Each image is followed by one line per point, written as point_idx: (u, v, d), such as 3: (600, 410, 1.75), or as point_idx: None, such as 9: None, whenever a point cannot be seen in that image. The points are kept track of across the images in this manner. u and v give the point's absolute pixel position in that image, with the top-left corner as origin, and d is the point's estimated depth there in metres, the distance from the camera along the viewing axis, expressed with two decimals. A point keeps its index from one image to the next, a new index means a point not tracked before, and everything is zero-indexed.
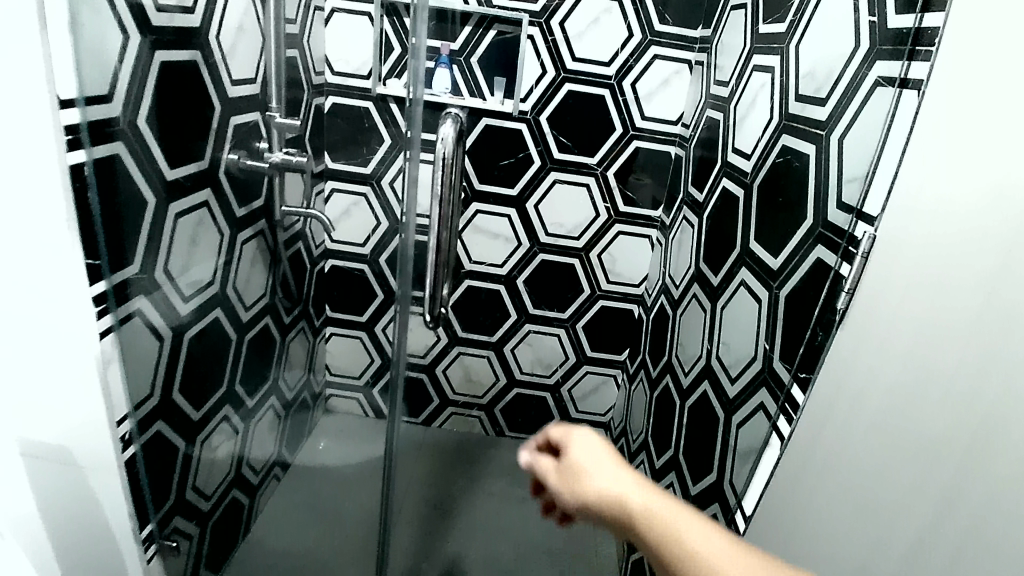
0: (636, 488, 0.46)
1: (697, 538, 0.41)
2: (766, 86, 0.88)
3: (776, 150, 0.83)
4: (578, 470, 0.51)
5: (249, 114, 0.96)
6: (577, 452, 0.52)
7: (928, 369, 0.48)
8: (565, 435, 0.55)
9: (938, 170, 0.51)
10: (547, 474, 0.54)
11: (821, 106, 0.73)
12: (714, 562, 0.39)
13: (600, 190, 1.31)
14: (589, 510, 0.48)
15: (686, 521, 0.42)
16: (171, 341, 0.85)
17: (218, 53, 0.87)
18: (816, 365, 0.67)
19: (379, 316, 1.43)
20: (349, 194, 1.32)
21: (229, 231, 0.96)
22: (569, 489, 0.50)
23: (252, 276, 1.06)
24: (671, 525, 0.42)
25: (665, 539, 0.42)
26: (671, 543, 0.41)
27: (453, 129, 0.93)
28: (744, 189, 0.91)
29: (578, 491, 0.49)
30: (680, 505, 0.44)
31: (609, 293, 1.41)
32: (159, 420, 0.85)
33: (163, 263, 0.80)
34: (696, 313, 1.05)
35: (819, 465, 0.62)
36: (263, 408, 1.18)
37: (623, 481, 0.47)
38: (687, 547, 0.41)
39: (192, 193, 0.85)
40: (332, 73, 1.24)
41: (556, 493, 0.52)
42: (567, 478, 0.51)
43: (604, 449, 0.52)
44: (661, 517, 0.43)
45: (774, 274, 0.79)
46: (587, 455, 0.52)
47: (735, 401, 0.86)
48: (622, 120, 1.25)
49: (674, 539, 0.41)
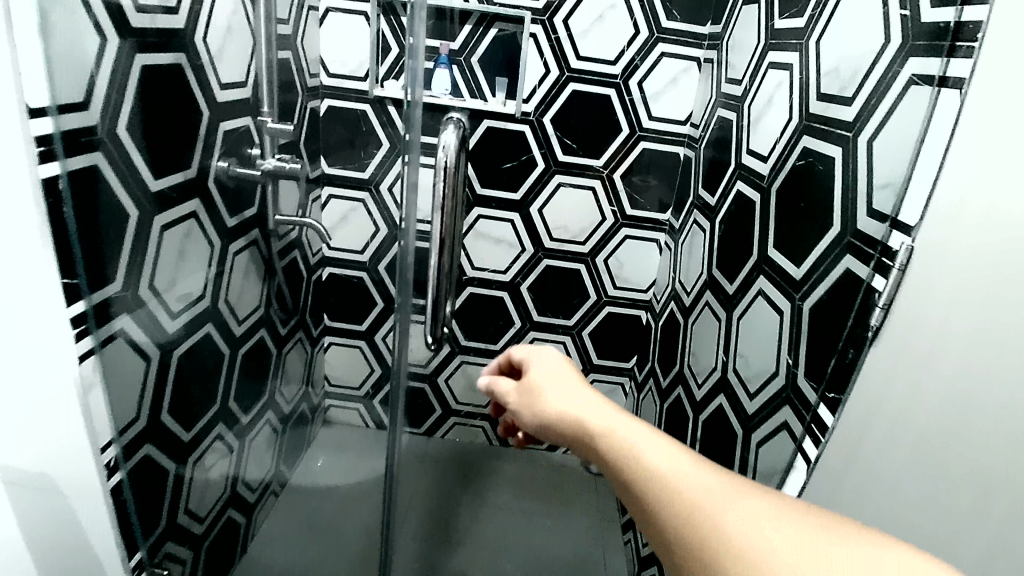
0: (588, 405, 0.53)
1: (660, 455, 0.44)
2: (783, 84, 0.84)
3: (797, 152, 0.78)
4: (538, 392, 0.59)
5: (239, 119, 0.92)
6: (541, 379, 0.61)
7: (998, 406, 0.48)
8: (531, 364, 0.65)
9: (1013, 180, 0.48)
10: (512, 394, 0.63)
11: (847, 106, 0.68)
12: (677, 478, 0.42)
13: (607, 194, 1.26)
14: (545, 425, 0.56)
15: (647, 440, 0.45)
16: (158, 361, 0.80)
17: (206, 56, 0.82)
18: (847, 385, 0.63)
19: (379, 324, 1.38)
20: (346, 200, 1.28)
21: (221, 243, 0.92)
22: (529, 407, 0.59)
23: (245, 288, 1.02)
24: (633, 445, 0.45)
25: (629, 458, 0.45)
26: (635, 460, 0.44)
27: (455, 135, 0.88)
28: (761, 194, 0.87)
29: (537, 409, 0.58)
30: (645, 428, 0.48)
31: (616, 300, 1.36)
32: (148, 444, 0.81)
33: (149, 278, 0.76)
34: (710, 322, 1.01)
35: (875, 492, 0.60)
36: (259, 423, 1.14)
37: (576, 400, 0.55)
38: (654, 466, 0.43)
39: (180, 204, 0.80)
40: (327, 75, 1.19)
41: (518, 412, 0.61)
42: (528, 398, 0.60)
43: (565, 376, 0.61)
44: (617, 434, 0.47)
45: (797, 284, 0.75)
46: (549, 382, 0.60)
47: (755, 418, 0.82)
48: (628, 121, 1.21)
49: (639, 457, 0.44)
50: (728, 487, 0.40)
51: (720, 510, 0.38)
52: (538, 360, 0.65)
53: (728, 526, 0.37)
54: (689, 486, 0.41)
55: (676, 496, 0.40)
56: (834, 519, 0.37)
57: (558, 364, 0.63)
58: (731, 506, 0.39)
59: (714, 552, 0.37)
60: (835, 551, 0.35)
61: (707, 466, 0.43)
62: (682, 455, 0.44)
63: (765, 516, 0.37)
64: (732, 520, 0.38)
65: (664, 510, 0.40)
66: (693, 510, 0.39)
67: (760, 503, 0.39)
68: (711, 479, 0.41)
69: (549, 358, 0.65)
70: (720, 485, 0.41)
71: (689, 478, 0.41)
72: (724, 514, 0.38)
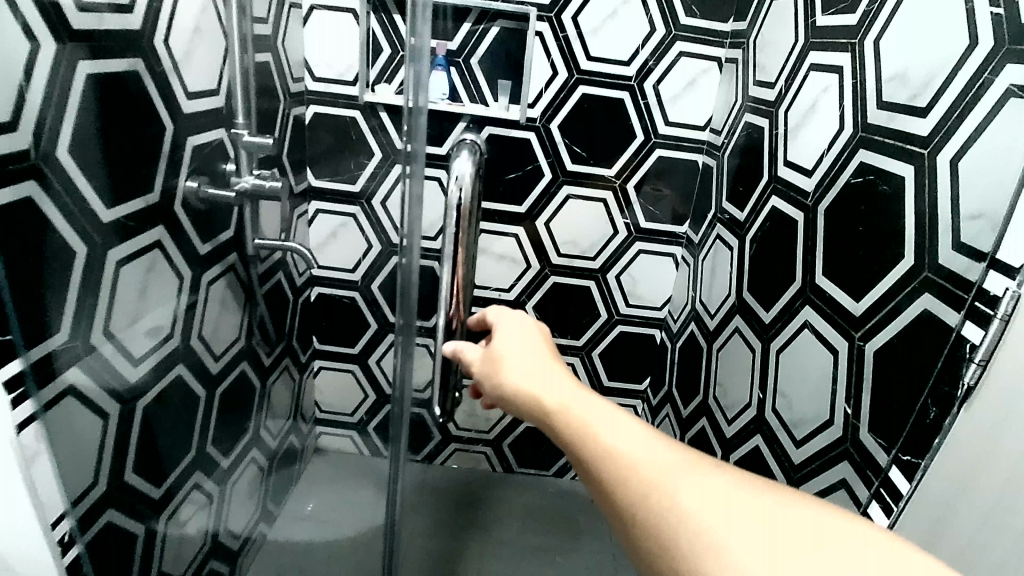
0: (547, 383, 0.56)
1: (615, 437, 0.48)
2: (833, 90, 0.73)
3: (851, 169, 0.68)
4: (499, 364, 0.62)
5: (211, 132, 0.81)
6: (503, 349, 0.64)
7: None
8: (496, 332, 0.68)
9: None
10: (478, 366, 0.67)
11: (921, 118, 0.58)
12: (628, 457, 0.46)
13: (618, 205, 1.16)
14: (506, 399, 0.59)
15: (604, 423, 0.49)
16: (118, 415, 0.70)
17: (170, 61, 0.71)
18: (928, 450, 0.54)
19: (373, 347, 1.27)
20: (335, 214, 1.17)
21: (192, 272, 0.81)
22: (492, 380, 0.63)
23: (222, 321, 0.91)
24: (590, 428, 0.49)
25: (586, 440, 0.48)
26: (591, 443, 0.48)
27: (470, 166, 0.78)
28: (805, 214, 0.76)
29: (496, 382, 0.61)
30: (600, 408, 0.51)
31: (629, 318, 1.26)
32: (110, 509, 0.71)
33: (104, 321, 0.65)
34: (741, 351, 0.91)
35: None
36: (243, 463, 1.04)
37: (535, 375, 0.58)
38: (609, 448, 0.47)
39: (141, 234, 0.69)
40: (313, 79, 1.07)
41: (485, 383, 0.65)
42: (490, 371, 0.63)
43: (529, 348, 0.64)
44: (574, 416, 0.51)
45: (857, 321, 0.65)
46: (510, 351, 0.63)
47: (804, 470, 0.72)
48: (643, 127, 1.10)
49: (596, 440, 0.48)
50: (680, 464, 0.45)
51: (671, 489, 0.43)
52: (504, 327, 0.68)
53: (677, 508, 0.41)
54: (643, 467, 0.45)
55: (631, 480, 0.44)
56: (774, 489, 0.42)
57: (521, 332, 0.66)
58: (682, 480, 0.43)
59: (664, 529, 0.41)
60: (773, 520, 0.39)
61: (658, 443, 0.47)
62: (636, 433, 0.48)
63: (710, 492, 0.42)
64: (679, 499, 0.42)
65: (617, 489, 0.45)
66: (646, 491, 0.43)
67: (710, 479, 0.43)
68: (662, 456, 0.45)
69: (513, 324, 0.68)
70: (670, 463, 0.45)
71: (641, 459, 0.45)
72: (673, 493, 0.42)
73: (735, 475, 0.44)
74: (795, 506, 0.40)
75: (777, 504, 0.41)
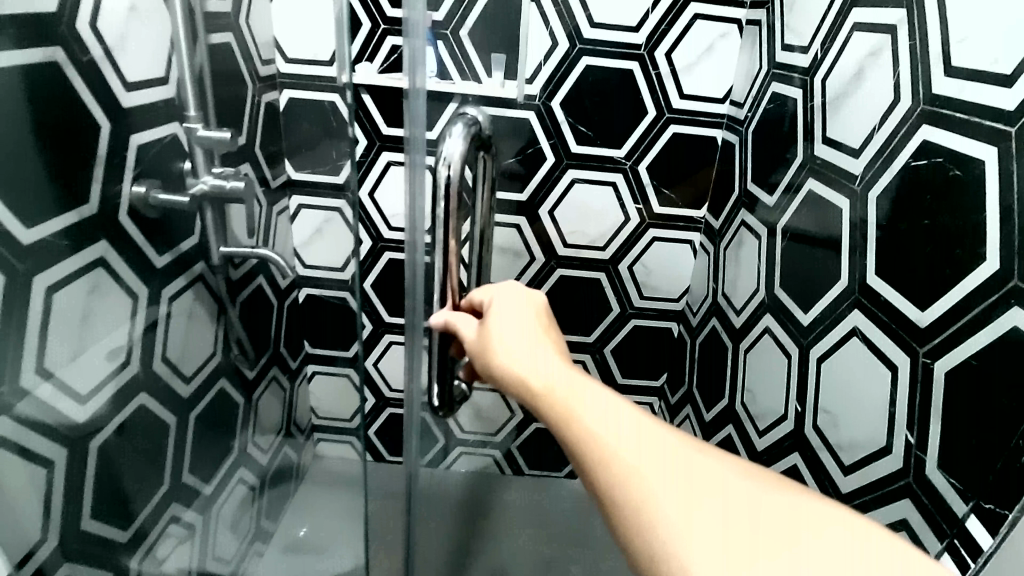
0: (533, 355, 0.52)
1: (599, 421, 0.43)
2: (884, 53, 0.62)
3: (910, 151, 0.57)
4: (485, 335, 0.57)
5: (160, 128, 0.71)
6: (490, 317, 0.59)
7: None
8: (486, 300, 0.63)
9: None
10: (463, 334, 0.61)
11: (1007, 88, 0.47)
12: (614, 438, 0.42)
13: (630, 188, 1.05)
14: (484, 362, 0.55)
15: (591, 403, 0.45)
16: (68, 459, 0.62)
17: (101, 47, 0.61)
18: (1018, 501, 0.44)
19: (370, 348, 1.20)
20: (319, 208, 0.99)
21: (150, 288, 0.72)
22: (476, 353, 0.57)
23: (191, 337, 0.82)
24: (573, 409, 0.45)
25: (571, 418, 0.44)
26: (573, 425, 0.44)
27: (460, 145, 0.68)
28: (851, 201, 0.65)
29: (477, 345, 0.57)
30: (589, 387, 0.47)
31: (643, 312, 1.15)
32: (65, 564, 0.63)
33: (36, 358, 0.57)
34: (773, 355, 0.80)
35: None
36: (230, 484, 0.96)
37: (521, 344, 0.54)
38: (592, 432, 0.42)
39: (80, 252, 0.60)
40: (285, 61, 0.96)
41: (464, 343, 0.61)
42: (477, 342, 0.57)
43: (518, 316, 0.59)
44: (561, 396, 0.46)
45: (923, 334, 0.54)
46: (497, 314, 0.59)
47: (855, 501, 0.62)
48: (655, 101, 0.99)
49: (581, 425, 0.43)
50: (670, 445, 0.42)
51: (662, 483, 0.39)
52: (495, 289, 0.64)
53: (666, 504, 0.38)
54: (627, 454, 0.41)
55: (614, 470, 0.40)
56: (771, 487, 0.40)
57: (511, 300, 0.61)
58: (671, 464, 0.41)
59: (645, 524, 0.38)
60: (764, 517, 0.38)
61: (645, 424, 0.43)
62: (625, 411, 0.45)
63: (704, 485, 0.39)
64: (666, 497, 0.38)
65: (597, 472, 0.41)
66: (628, 474, 0.40)
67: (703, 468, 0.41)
68: (653, 442, 0.42)
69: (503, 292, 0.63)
70: (662, 449, 0.41)
71: (628, 448, 0.41)
72: (662, 485, 0.39)
73: (729, 469, 0.42)
74: (799, 505, 0.39)
75: (771, 495, 0.39)
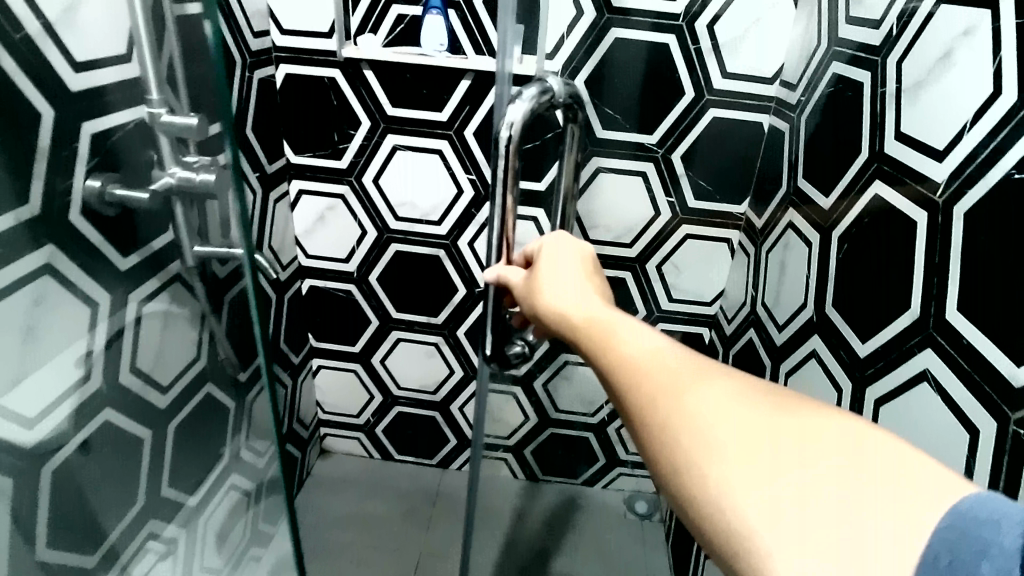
0: (573, 295, 0.46)
1: (635, 351, 0.38)
2: (982, 32, 0.49)
3: (1016, 158, 0.44)
4: (529, 276, 0.53)
5: (121, 116, 0.63)
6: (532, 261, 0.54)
7: None
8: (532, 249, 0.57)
9: None
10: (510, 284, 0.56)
11: None
12: (642, 365, 0.37)
13: (662, 179, 0.94)
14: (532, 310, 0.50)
15: (627, 337, 0.39)
16: (16, 488, 0.55)
17: (41, 23, 0.53)
18: None
19: (376, 346, 1.12)
20: (321, 195, 0.99)
21: (113, 293, 0.65)
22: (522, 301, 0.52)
23: (167, 343, 0.75)
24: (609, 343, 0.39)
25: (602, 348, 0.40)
26: (608, 352, 0.39)
27: (529, 107, 0.59)
28: (930, 215, 0.54)
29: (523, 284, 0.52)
30: (632, 322, 0.41)
31: (672, 315, 1.04)
32: None
33: None
34: (821, 384, 0.70)
35: None
36: (220, 491, 0.90)
37: (564, 284, 0.48)
38: (625, 364, 0.37)
39: (21, 258, 0.53)
40: (280, 32, 0.87)
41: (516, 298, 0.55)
42: (519, 286, 0.53)
43: (563, 260, 0.53)
44: (601, 325, 0.42)
45: (1015, 396, 0.43)
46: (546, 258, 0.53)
47: None
48: (694, 82, 0.87)
49: (614, 354, 0.39)
50: (707, 375, 0.35)
51: (691, 417, 0.33)
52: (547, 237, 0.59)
53: (701, 417, 0.32)
54: (661, 388, 0.35)
55: (645, 396, 0.35)
56: (830, 408, 0.32)
57: (560, 244, 0.55)
58: (701, 391, 0.34)
59: (673, 445, 0.32)
60: (808, 443, 0.29)
61: (685, 354, 0.37)
62: (664, 343, 0.38)
63: (736, 413, 0.32)
64: (696, 415, 0.33)
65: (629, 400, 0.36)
66: (655, 400, 0.35)
67: (744, 398, 0.33)
68: (688, 371, 0.35)
69: (550, 239, 0.57)
70: (697, 376, 0.35)
71: (660, 374, 0.36)
72: (685, 408, 0.33)
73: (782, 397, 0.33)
74: (862, 444, 0.29)
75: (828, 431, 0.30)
